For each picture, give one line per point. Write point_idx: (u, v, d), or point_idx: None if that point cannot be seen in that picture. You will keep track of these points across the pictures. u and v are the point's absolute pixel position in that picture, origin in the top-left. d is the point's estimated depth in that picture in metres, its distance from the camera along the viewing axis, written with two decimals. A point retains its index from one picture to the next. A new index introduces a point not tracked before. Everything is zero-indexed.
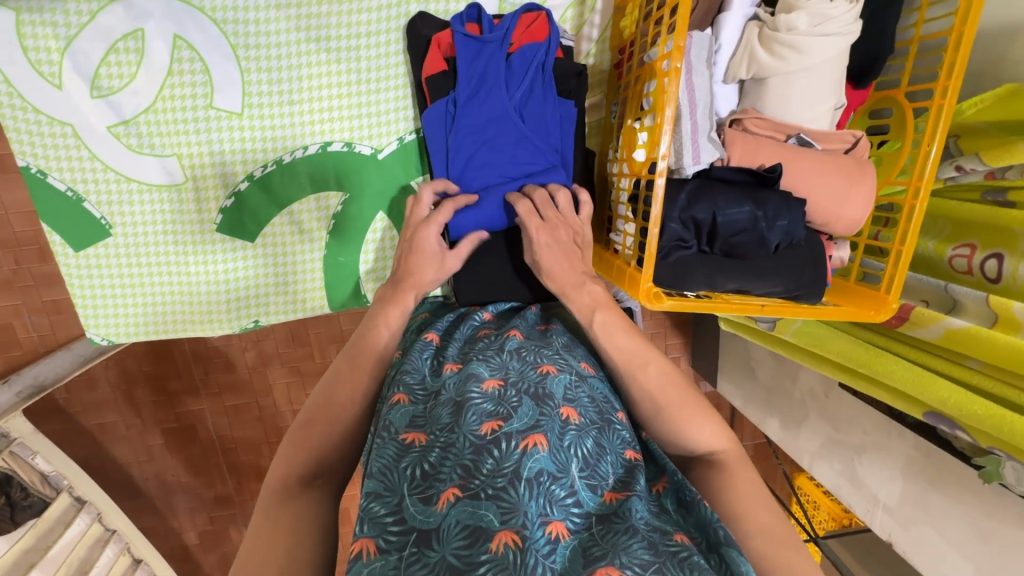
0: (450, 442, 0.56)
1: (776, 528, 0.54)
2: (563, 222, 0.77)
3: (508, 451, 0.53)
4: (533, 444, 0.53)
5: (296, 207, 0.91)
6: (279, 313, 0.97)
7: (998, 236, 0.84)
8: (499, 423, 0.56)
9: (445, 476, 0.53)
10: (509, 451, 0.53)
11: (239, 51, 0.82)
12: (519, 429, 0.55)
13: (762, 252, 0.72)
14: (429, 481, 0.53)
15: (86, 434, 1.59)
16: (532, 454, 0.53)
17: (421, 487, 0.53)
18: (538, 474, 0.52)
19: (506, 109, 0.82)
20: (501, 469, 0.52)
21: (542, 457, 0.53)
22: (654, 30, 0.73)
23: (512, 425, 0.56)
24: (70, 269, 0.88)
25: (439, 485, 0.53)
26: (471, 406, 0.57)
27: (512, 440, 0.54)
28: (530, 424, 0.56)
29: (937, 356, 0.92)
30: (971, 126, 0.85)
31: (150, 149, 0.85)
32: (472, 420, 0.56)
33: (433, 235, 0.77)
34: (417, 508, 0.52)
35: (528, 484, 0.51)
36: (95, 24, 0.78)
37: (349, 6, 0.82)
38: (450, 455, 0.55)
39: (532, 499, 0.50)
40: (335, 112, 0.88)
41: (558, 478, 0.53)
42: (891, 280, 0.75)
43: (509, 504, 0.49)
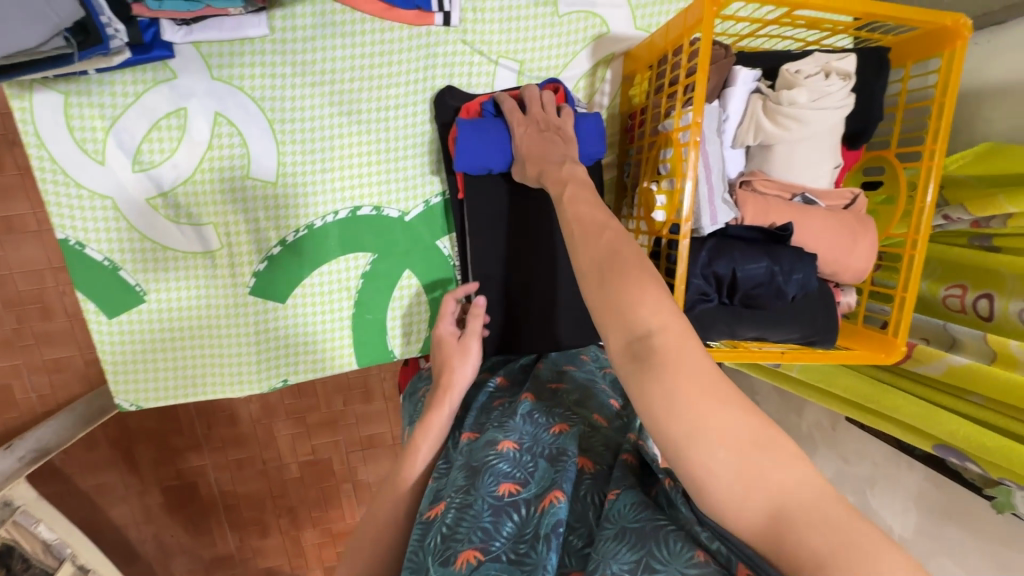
0: (467, 503, 0.59)
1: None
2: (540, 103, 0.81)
3: (529, 516, 0.57)
4: (550, 501, 0.56)
5: (327, 267, 0.94)
6: (306, 370, 0.98)
7: (987, 277, 0.90)
8: (516, 487, 0.60)
9: (462, 537, 0.55)
10: (530, 516, 0.57)
11: (275, 124, 0.87)
12: (537, 493, 0.59)
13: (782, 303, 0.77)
14: (448, 542, 0.56)
15: (83, 497, 1.54)
16: (550, 509, 0.56)
17: (442, 551, 0.55)
18: (557, 526, 0.54)
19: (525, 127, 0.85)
20: (522, 534, 0.56)
21: (560, 508, 0.55)
22: (667, 103, 0.80)
23: (529, 491, 0.60)
24: (102, 336, 0.90)
25: (456, 545, 0.55)
26: (488, 469, 0.61)
27: (530, 504, 0.58)
28: (547, 485, 0.60)
29: (944, 392, 0.97)
30: (954, 179, 0.93)
31: (187, 218, 0.88)
32: (489, 482, 0.60)
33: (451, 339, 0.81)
34: (438, 570, 0.53)
35: (547, 540, 0.53)
36: (139, 103, 0.83)
37: (378, 84, 0.89)
38: (466, 517, 0.57)
39: (552, 553, 0.52)
40: (365, 178, 0.92)
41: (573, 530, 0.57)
42: (897, 324, 0.80)
43: (531, 565, 0.53)
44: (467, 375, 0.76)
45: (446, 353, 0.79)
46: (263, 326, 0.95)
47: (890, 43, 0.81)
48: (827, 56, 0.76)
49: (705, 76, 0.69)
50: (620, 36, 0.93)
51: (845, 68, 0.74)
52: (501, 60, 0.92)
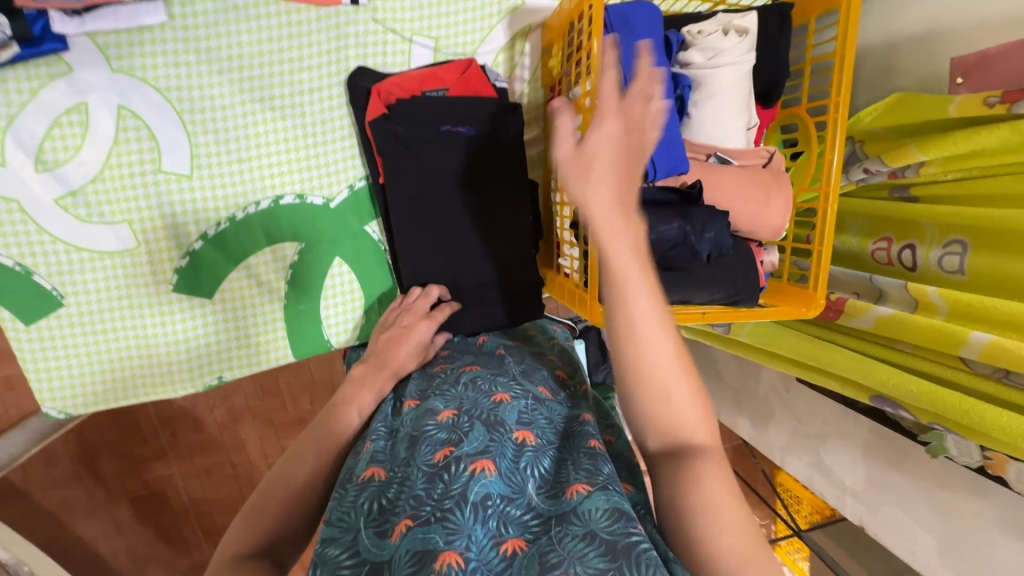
0: (405, 477, 0.57)
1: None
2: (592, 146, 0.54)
3: (456, 474, 0.54)
4: (482, 469, 0.55)
5: (253, 260, 0.93)
6: (243, 366, 0.97)
7: (908, 228, 0.92)
8: (451, 449, 0.58)
9: (400, 509, 0.53)
10: (458, 474, 0.54)
11: (184, 115, 0.85)
12: (469, 453, 0.56)
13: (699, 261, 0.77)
14: (385, 515, 0.54)
15: (46, 515, 1.51)
16: (480, 478, 0.54)
17: (377, 521, 0.53)
18: (487, 497, 0.53)
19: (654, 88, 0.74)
20: (449, 493, 0.53)
21: (490, 481, 0.54)
22: (576, 70, 0.79)
23: (464, 450, 0.57)
24: (22, 343, 0.87)
25: (393, 518, 0.53)
26: (425, 438, 0.60)
27: (462, 464, 0.55)
28: (480, 448, 0.57)
29: (876, 342, 0.98)
30: (871, 132, 0.94)
31: (100, 217, 0.86)
32: (426, 451, 0.58)
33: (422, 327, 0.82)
34: (371, 541, 0.52)
35: (475, 507, 0.52)
36: (37, 101, 0.80)
37: (289, 67, 0.87)
38: (405, 489, 0.55)
39: (478, 523, 0.51)
40: (284, 165, 0.91)
41: (512, 499, 0.54)
42: (817, 277, 0.81)
43: (455, 526, 0.50)
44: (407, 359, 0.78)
45: (395, 331, 0.81)
46: (208, 318, 0.94)
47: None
48: (729, 15, 0.77)
49: (600, 39, 0.69)
50: (537, 7, 0.91)
51: (741, 25, 0.75)
52: (415, 37, 0.91)
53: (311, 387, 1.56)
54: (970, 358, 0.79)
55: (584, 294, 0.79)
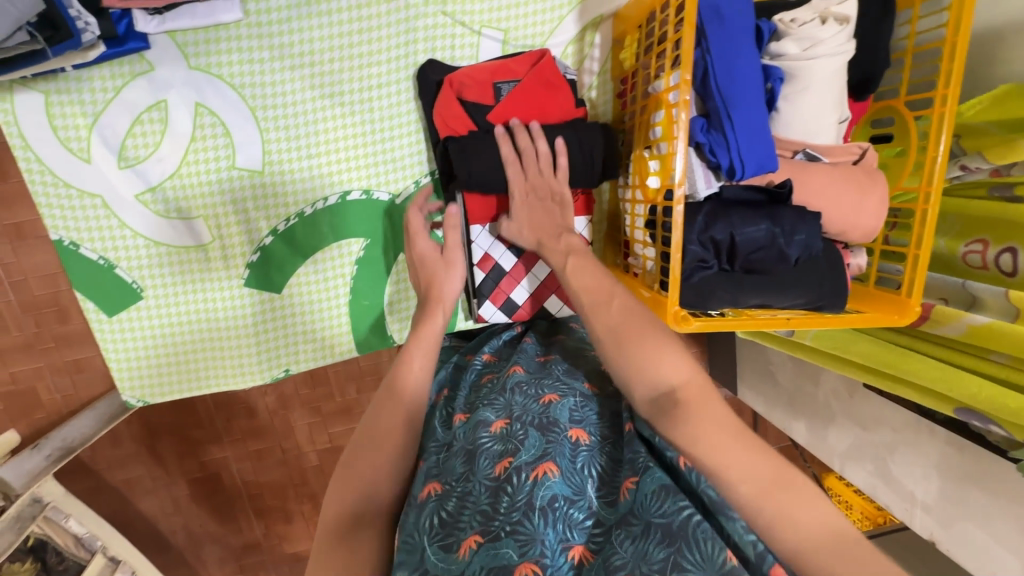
0: (466, 490, 0.57)
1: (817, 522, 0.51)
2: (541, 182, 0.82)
3: (520, 484, 0.55)
4: (545, 473, 0.55)
5: (321, 255, 0.93)
6: (308, 360, 0.98)
7: (1009, 230, 0.85)
8: (509, 460, 0.57)
9: (465, 524, 0.55)
10: (522, 485, 0.55)
11: (257, 111, 0.86)
12: (529, 461, 0.56)
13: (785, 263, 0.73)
14: (449, 529, 0.55)
15: (112, 491, 1.59)
16: (544, 482, 0.54)
17: (439, 535, 0.55)
18: (553, 500, 0.53)
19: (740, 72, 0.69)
20: (516, 505, 0.54)
21: (555, 482, 0.55)
22: (656, 62, 0.76)
23: (522, 459, 0.57)
24: (104, 332, 0.90)
25: (459, 532, 0.54)
26: (482, 450, 0.60)
27: (523, 473, 0.56)
28: (539, 454, 0.57)
29: (964, 352, 0.93)
30: (971, 127, 0.87)
31: (177, 212, 0.88)
32: (485, 464, 0.58)
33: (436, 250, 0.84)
34: (438, 556, 0.53)
35: (542, 513, 0.52)
36: (120, 99, 0.82)
37: (359, 63, 0.86)
38: (467, 504, 0.56)
39: (548, 528, 0.52)
40: (350, 162, 0.91)
41: (574, 502, 0.55)
42: (911, 283, 0.76)
43: (527, 536, 0.51)
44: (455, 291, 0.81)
45: (432, 267, 0.82)
46: (268, 311, 0.95)
47: None
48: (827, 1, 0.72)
49: (691, 31, 0.66)
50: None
51: (840, 12, 0.70)
52: (484, 30, 0.89)
53: (359, 377, 1.59)
54: None
55: (662, 297, 0.76)
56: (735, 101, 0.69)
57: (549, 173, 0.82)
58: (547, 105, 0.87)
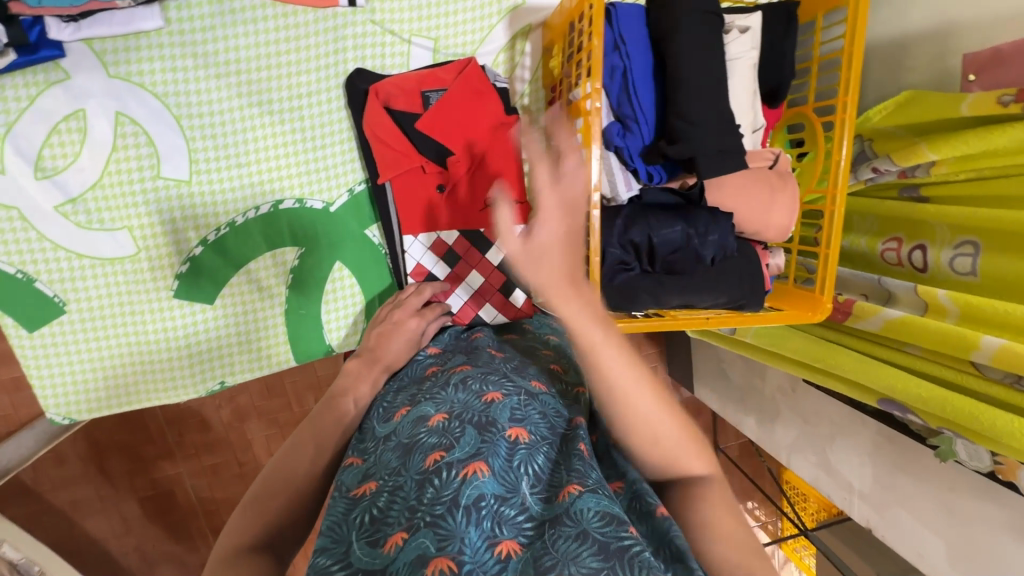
0: (397, 485, 0.57)
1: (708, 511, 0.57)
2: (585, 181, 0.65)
3: (448, 480, 0.54)
4: (473, 472, 0.55)
5: (253, 265, 0.92)
6: (244, 371, 0.96)
7: (919, 228, 0.90)
8: (441, 454, 0.57)
9: (393, 520, 0.54)
10: (449, 481, 0.54)
11: (182, 120, 0.85)
12: (460, 458, 0.56)
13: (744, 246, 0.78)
14: (377, 525, 0.54)
15: (56, 513, 1.53)
16: (472, 481, 0.54)
17: (368, 531, 0.54)
18: (479, 499, 0.52)
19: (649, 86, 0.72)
20: (440, 497, 0.53)
21: (482, 482, 0.54)
22: (576, 71, 0.78)
23: (454, 455, 0.57)
24: (24, 349, 0.87)
25: (386, 528, 0.53)
26: (418, 445, 0.60)
27: (453, 469, 0.55)
28: (471, 452, 0.57)
29: (885, 345, 0.97)
30: (881, 130, 0.92)
31: (100, 224, 0.86)
32: (418, 457, 0.58)
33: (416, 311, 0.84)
34: (363, 551, 0.52)
35: (466, 511, 0.51)
36: (35, 108, 0.80)
37: (288, 70, 0.86)
38: (397, 499, 0.55)
39: (471, 526, 0.51)
40: (282, 169, 0.90)
41: (506, 499, 0.54)
42: (823, 281, 0.79)
43: (446, 531, 0.50)
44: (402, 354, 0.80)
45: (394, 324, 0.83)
46: (202, 322, 0.93)
47: None
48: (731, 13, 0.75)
49: (600, 42, 0.67)
50: (535, 7, 0.91)
51: (742, 23, 0.74)
52: (414, 38, 0.90)
53: (317, 386, 1.57)
54: (981, 363, 0.77)
55: None
56: (650, 109, 0.73)
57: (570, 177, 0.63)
58: (474, 113, 0.89)
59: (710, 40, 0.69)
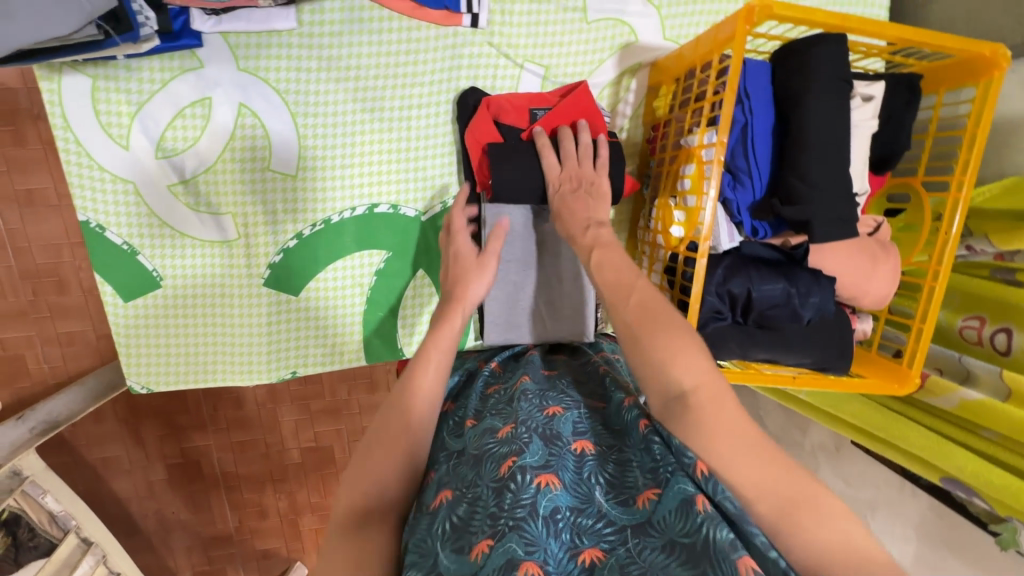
0: (475, 494, 0.59)
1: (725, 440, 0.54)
2: (574, 173, 0.83)
3: (524, 484, 0.56)
4: (547, 482, 0.57)
5: (342, 262, 0.95)
6: (317, 364, 0.99)
7: (1005, 311, 0.88)
8: (513, 460, 0.59)
9: (477, 529, 0.55)
10: (525, 485, 0.56)
11: (298, 118, 0.88)
12: (533, 465, 0.58)
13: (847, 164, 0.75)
14: (461, 533, 0.56)
15: (87, 467, 1.57)
16: (547, 491, 0.56)
17: (453, 539, 0.56)
18: (556, 511, 0.55)
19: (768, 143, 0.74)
20: (520, 502, 0.55)
21: (557, 493, 0.56)
22: (692, 118, 0.79)
23: (527, 461, 0.59)
24: (118, 317, 0.91)
25: (471, 537, 0.55)
26: (488, 455, 0.62)
27: (527, 475, 0.57)
28: (543, 463, 0.59)
29: (956, 425, 0.95)
30: (983, 211, 0.91)
31: (206, 206, 0.89)
32: (491, 468, 0.61)
33: (464, 242, 0.85)
34: (451, 558, 0.54)
35: (546, 520, 0.54)
36: (165, 91, 0.83)
37: (403, 83, 0.89)
38: (477, 510, 0.58)
39: (551, 536, 0.53)
40: (381, 175, 0.92)
41: (581, 510, 0.57)
42: (913, 354, 0.79)
43: (532, 537, 0.52)
44: (480, 294, 0.80)
45: (463, 268, 0.82)
46: (283, 311, 0.95)
47: (922, 70, 0.81)
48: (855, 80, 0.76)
49: (733, 96, 0.68)
50: (648, 47, 0.93)
51: (866, 91, 0.74)
52: (526, 64, 0.92)
53: (351, 378, 1.60)
54: None
55: None
56: (765, 166, 0.74)
57: (587, 165, 0.83)
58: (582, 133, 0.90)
59: (840, 107, 0.69)
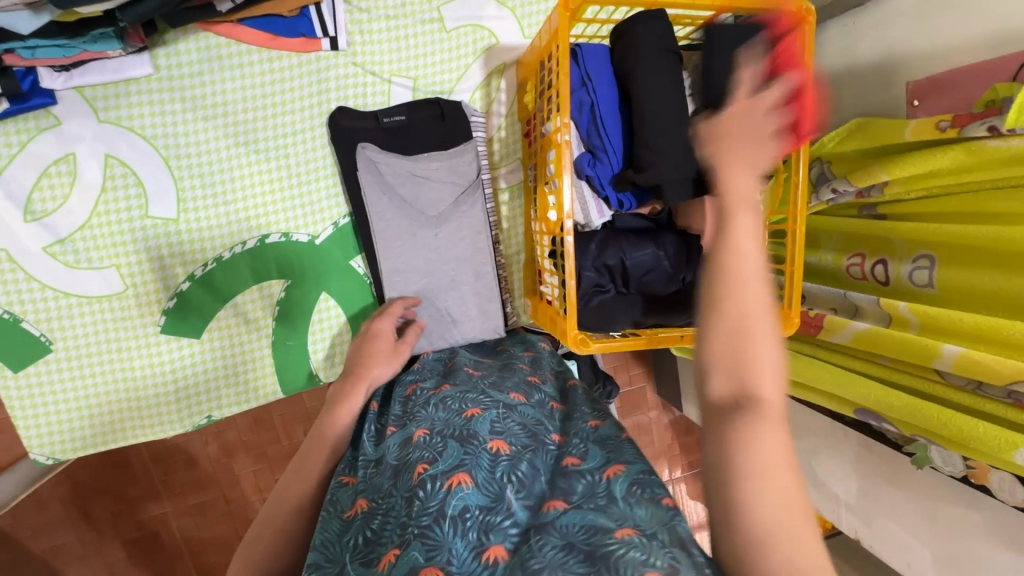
0: (389, 507, 0.59)
1: (762, 459, 0.44)
2: None
3: (433, 492, 0.56)
4: (457, 483, 0.57)
5: (240, 298, 0.94)
6: (232, 405, 0.97)
7: (880, 244, 0.94)
8: (425, 467, 0.60)
9: (386, 540, 0.56)
10: (435, 492, 0.56)
11: (171, 161, 0.88)
12: (444, 471, 0.58)
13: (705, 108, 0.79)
14: (371, 545, 0.56)
15: (36, 560, 1.49)
16: (457, 492, 0.56)
17: (363, 553, 0.56)
18: (465, 510, 0.54)
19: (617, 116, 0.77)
20: (427, 509, 0.55)
21: (466, 493, 0.56)
22: (547, 106, 0.83)
23: (437, 468, 0.59)
24: (11, 390, 0.88)
25: (380, 547, 0.55)
26: (405, 464, 0.62)
27: (437, 482, 0.57)
28: (454, 464, 0.59)
29: (856, 356, 0.99)
30: (842, 155, 0.97)
31: (88, 263, 0.88)
32: (406, 476, 0.60)
33: (388, 324, 0.87)
34: (358, 569, 0.54)
35: (453, 522, 0.53)
36: (26, 154, 0.82)
37: (273, 113, 0.90)
38: (390, 519, 0.58)
39: (456, 537, 0.52)
40: (268, 206, 0.93)
41: (491, 509, 0.55)
42: (791, 298, 0.84)
43: (434, 541, 0.51)
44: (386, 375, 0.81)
45: (379, 346, 0.83)
46: (187, 356, 0.94)
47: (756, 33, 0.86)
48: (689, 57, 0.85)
49: (566, 80, 0.72)
50: (509, 46, 0.97)
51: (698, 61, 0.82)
52: (394, 78, 0.94)
53: (307, 419, 1.56)
54: (944, 370, 0.81)
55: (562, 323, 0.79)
56: (618, 140, 0.77)
57: None
58: None
59: (676, 76, 0.74)
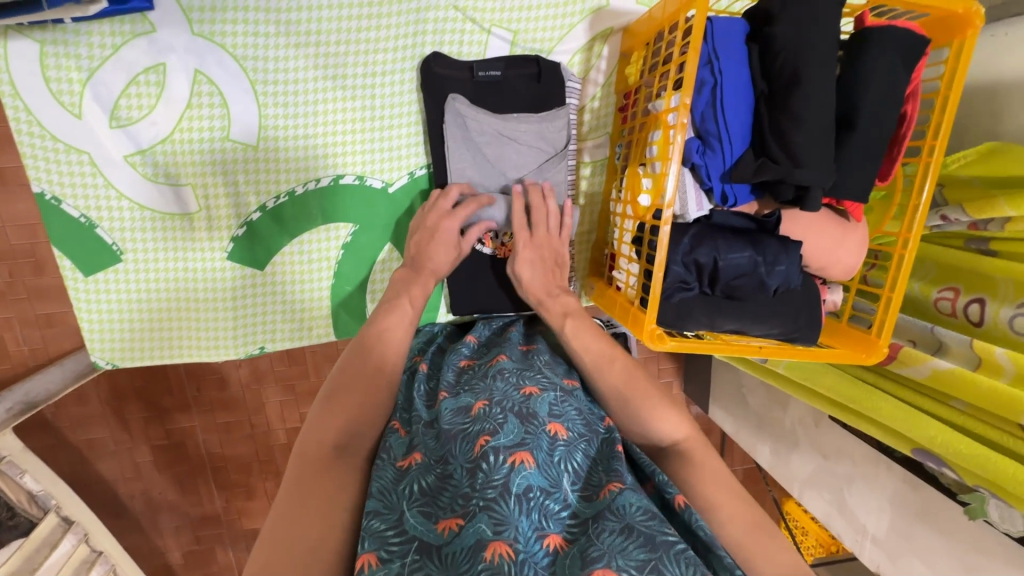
0: (448, 473, 0.59)
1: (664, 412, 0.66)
2: None
3: (496, 465, 0.55)
4: (521, 461, 0.55)
5: (307, 237, 0.93)
6: (285, 340, 0.97)
7: (980, 281, 0.88)
8: (486, 439, 0.58)
9: (446, 506, 0.55)
10: (498, 466, 0.55)
11: (257, 85, 0.85)
12: (507, 445, 0.57)
13: (858, 98, 0.71)
14: (429, 501, 0.56)
15: (72, 450, 1.56)
16: (520, 470, 0.54)
17: (421, 502, 0.56)
18: (529, 489, 0.53)
19: (741, 101, 0.70)
20: (491, 483, 0.53)
21: (530, 472, 0.55)
22: (659, 82, 0.77)
23: (500, 441, 0.57)
24: (79, 293, 0.89)
25: (439, 510, 0.55)
26: (462, 433, 0.60)
27: (500, 455, 0.56)
28: (517, 440, 0.58)
29: (924, 395, 0.94)
30: (958, 179, 0.90)
31: (166, 177, 0.87)
32: (464, 445, 0.59)
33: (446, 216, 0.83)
34: (417, 520, 0.54)
35: (517, 499, 0.52)
36: (117, 57, 0.80)
37: (365, 49, 0.86)
38: (448, 487, 0.57)
39: (522, 515, 0.51)
40: (346, 146, 0.90)
41: (551, 493, 0.55)
42: (881, 324, 0.78)
43: (502, 517, 0.51)
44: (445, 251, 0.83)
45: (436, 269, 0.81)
46: (250, 285, 0.94)
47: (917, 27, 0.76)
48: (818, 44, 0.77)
49: (696, 55, 0.66)
50: (619, 10, 0.90)
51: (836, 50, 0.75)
52: (495, 29, 0.89)
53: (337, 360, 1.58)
54: None
55: (640, 314, 0.77)
56: (735, 128, 0.71)
57: None
58: None
59: (826, 62, 0.66)
